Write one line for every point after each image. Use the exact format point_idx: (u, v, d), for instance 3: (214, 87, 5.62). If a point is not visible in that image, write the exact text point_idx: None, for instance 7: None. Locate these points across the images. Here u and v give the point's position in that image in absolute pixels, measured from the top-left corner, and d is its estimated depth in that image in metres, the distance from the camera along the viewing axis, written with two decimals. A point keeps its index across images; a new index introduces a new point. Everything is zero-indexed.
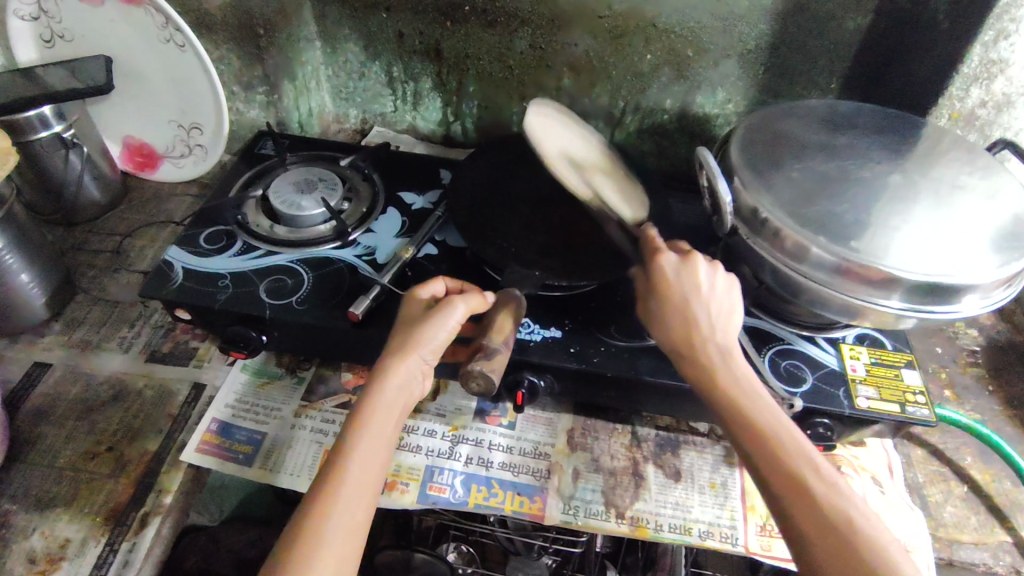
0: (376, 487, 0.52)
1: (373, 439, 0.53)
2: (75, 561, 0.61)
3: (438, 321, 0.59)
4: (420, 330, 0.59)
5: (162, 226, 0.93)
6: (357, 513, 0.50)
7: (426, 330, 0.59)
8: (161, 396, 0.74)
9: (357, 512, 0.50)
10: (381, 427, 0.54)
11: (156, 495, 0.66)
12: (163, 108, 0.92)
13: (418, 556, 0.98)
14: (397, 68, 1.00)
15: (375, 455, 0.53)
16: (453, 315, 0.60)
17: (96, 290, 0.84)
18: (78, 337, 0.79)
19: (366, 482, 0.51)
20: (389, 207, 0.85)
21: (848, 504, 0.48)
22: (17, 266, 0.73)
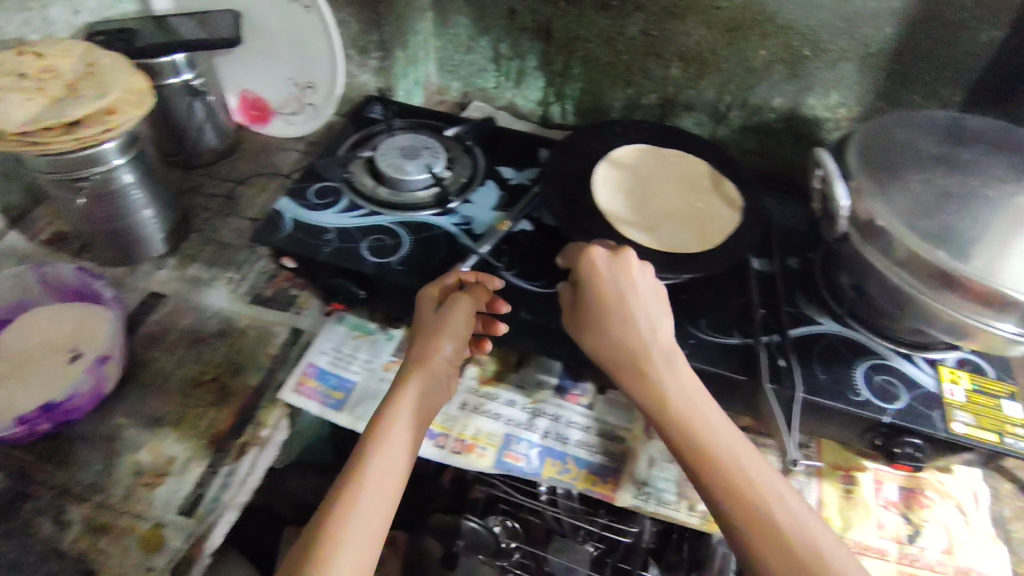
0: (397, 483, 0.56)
1: (388, 450, 0.57)
2: (179, 477, 0.66)
3: (448, 329, 0.65)
4: (426, 342, 0.65)
5: (270, 177, 0.97)
6: (378, 521, 0.53)
7: (436, 339, 0.64)
8: (262, 336, 0.78)
9: (378, 513, 0.54)
10: (398, 438, 0.58)
11: (254, 427, 0.70)
12: (280, 66, 0.96)
13: (466, 524, 1.02)
14: (504, 45, 1.01)
15: (393, 464, 0.56)
16: (463, 312, 0.66)
17: (208, 231, 0.89)
18: (190, 273, 0.84)
19: (393, 472, 0.56)
20: (488, 179, 0.86)
21: (801, 524, 0.50)
22: (141, 201, 0.80)
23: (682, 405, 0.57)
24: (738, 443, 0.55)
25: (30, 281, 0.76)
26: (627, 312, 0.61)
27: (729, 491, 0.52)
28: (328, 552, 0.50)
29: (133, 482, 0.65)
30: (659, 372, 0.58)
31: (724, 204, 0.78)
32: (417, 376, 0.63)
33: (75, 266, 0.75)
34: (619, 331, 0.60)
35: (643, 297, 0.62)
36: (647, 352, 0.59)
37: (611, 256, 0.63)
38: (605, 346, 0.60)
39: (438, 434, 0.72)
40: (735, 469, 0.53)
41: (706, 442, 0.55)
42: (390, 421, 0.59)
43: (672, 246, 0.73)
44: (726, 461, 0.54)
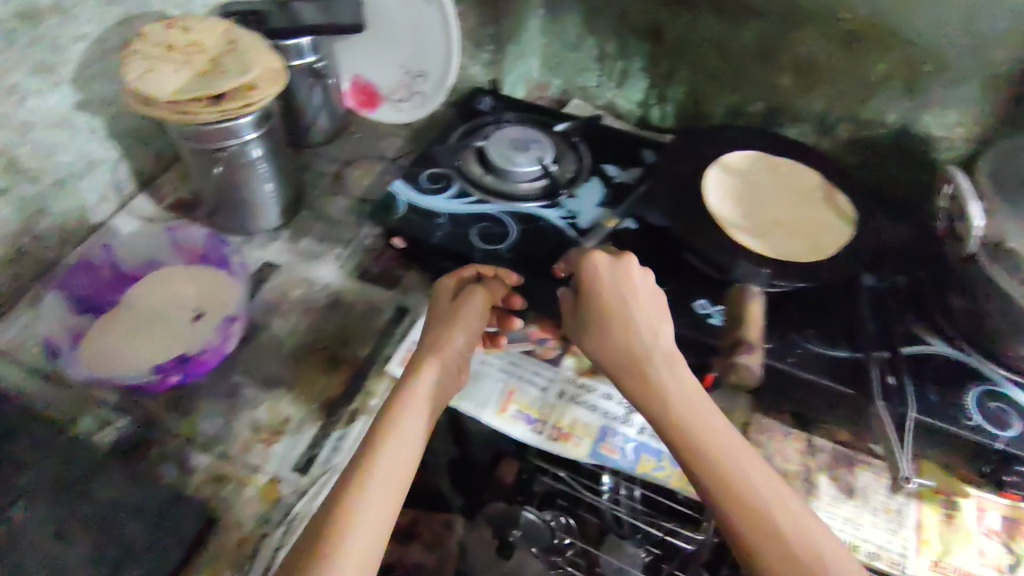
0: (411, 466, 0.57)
1: (400, 439, 0.57)
2: (293, 437, 0.69)
3: (461, 321, 0.67)
4: (439, 335, 0.66)
5: (376, 160, 1.00)
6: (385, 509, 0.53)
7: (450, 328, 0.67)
8: (369, 311, 0.81)
9: (390, 493, 0.54)
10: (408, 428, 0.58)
11: (363, 396, 0.73)
12: (394, 54, 0.99)
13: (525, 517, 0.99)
14: (612, 45, 1.02)
15: (404, 453, 0.56)
16: (478, 302, 0.69)
17: (318, 208, 0.92)
18: (302, 246, 0.87)
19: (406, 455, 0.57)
20: (593, 176, 0.87)
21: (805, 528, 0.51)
22: (265, 174, 0.84)
23: (686, 408, 0.57)
24: (740, 449, 0.55)
25: (163, 240, 0.83)
26: (628, 315, 0.62)
27: (735, 493, 0.52)
28: (340, 531, 0.51)
29: (251, 437, 0.69)
30: (660, 375, 0.59)
31: (836, 217, 0.77)
32: (430, 363, 0.64)
33: (207, 230, 0.83)
34: (621, 334, 0.61)
35: (644, 301, 0.63)
36: (647, 355, 0.60)
37: (612, 259, 0.65)
38: (606, 347, 0.61)
39: (536, 420, 0.73)
40: (736, 473, 0.53)
41: (708, 448, 0.54)
42: (399, 411, 0.59)
43: (785, 254, 0.72)
44: (732, 463, 0.54)
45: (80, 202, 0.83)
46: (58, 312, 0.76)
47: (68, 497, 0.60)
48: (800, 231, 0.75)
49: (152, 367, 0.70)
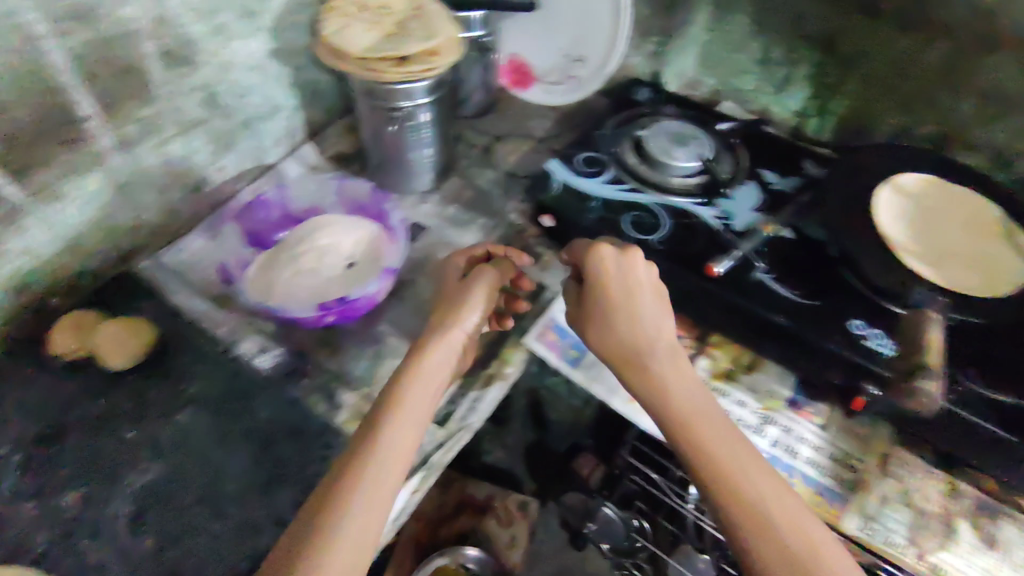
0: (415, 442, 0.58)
1: (408, 399, 0.60)
2: None
3: (473, 295, 0.70)
4: (452, 310, 0.69)
5: (525, 138, 1.02)
6: (399, 461, 0.55)
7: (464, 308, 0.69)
8: None
9: (398, 461, 0.55)
10: (417, 395, 0.60)
11: (500, 362, 0.75)
12: (556, 37, 1.01)
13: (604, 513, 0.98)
14: (779, 49, 1.00)
15: (412, 413, 0.59)
16: (483, 280, 0.71)
17: (467, 176, 0.95)
18: (450, 211, 0.91)
19: (412, 428, 0.58)
20: (749, 180, 0.86)
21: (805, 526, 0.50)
22: (427, 139, 0.87)
23: (686, 409, 0.59)
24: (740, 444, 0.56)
25: (331, 187, 0.88)
26: (634, 308, 0.64)
27: (733, 487, 0.53)
28: (342, 498, 0.52)
29: None
30: (657, 371, 0.61)
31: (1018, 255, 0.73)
32: (435, 342, 0.65)
33: (371, 184, 0.87)
34: (626, 328, 0.63)
35: (643, 291, 0.65)
36: (647, 350, 0.62)
37: (619, 253, 0.66)
38: (611, 339, 0.64)
39: None
40: (733, 470, 0.54)
41: (704, 443, 0.56)
42: (416, 377, 0.62)
43: (961, 287, 0.69)
44: (728, 458, 0.55)
45: (257, 143, 0.89)
46: (234, 240, 0.83)
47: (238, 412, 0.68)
48: (978, 266, 0.72)
49: (315, 304, 0.74)
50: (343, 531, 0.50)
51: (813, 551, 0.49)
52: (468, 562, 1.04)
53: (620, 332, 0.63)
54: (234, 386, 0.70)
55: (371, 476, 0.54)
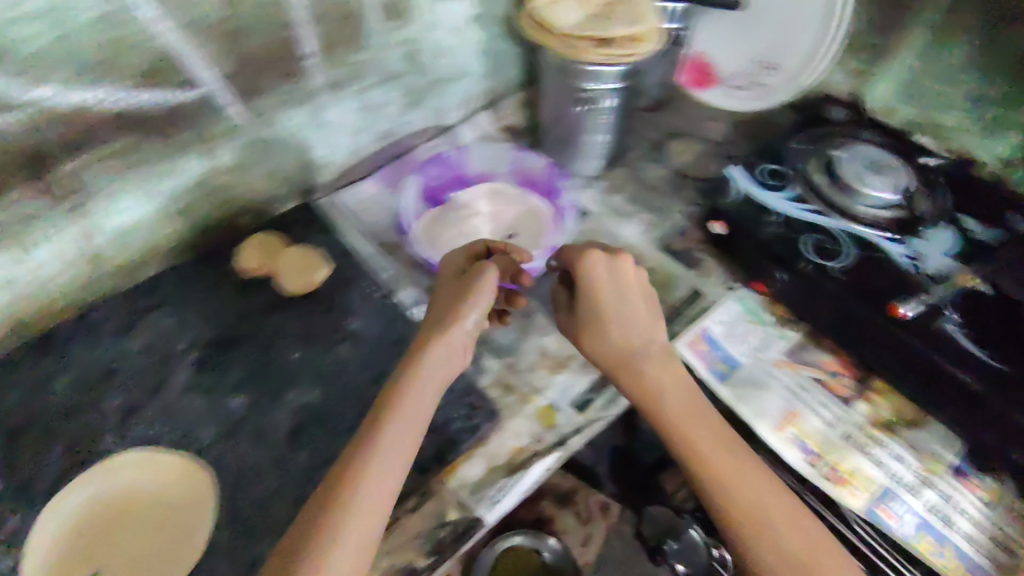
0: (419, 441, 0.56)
1: (421, 381, 0.58)
2: (574, 375, 0.73)
3: (477, 298, 0.63)
4: (451, 310, 0.63)
5: (696, 139, 0.98)
6: (400, 444, 0.55)
7: (463, 304, 0.63)
8: (664, 284, 0.81)
9: (398, 466, 0.54)
10: (429, 371, 0.59)
11: None
12: (755, 40, 0.97)
13: (688, 532, 0.87)
14: (1000, 89, 0.91)
15: (422, 394, 0.58)
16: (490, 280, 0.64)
17: (633, 169, 0.94)
18: (611, 202, 0.89)
19: (413, 429, 0.56)
20: (948, 224, 0.79)
21: (805, 530, 0.55)
22: (604, 125, 0.86)
23: (677, 416, 0.61)
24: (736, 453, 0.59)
25: (507, 157, 0.90)
26: (620, 310, 0.65)
27: (732, 496, 0.56)
28: (342, 508, 0.51)
29: (538, 361, 0.74)
30: (648, 373, 0.63)
31: None
32: (439, 342, 0.60)
33: (547, 161, 0.89)
34: (619, 332, 0.65)
35: (628, 290, 0.66)
36: (636, 353, 0.64)
37: (609, 258, 0.67)
38: (603, 345, 0.65)
39: (812, 452, 0.70)
40: (728, 479, 0.57)
41: (700, 449, 0.59)
42: (420, 365, 0.59)
43: None
44: (727, 466, 0.57)
45: (440, 103, 0.91)
46: (412, 193, 0.85)
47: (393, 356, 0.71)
48: None
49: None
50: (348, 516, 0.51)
51: (815, 561, 0.53)
52: (544, 552, 0.97)
53: (609, 336, 0.65)
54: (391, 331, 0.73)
55: (377, 479, 0.52)
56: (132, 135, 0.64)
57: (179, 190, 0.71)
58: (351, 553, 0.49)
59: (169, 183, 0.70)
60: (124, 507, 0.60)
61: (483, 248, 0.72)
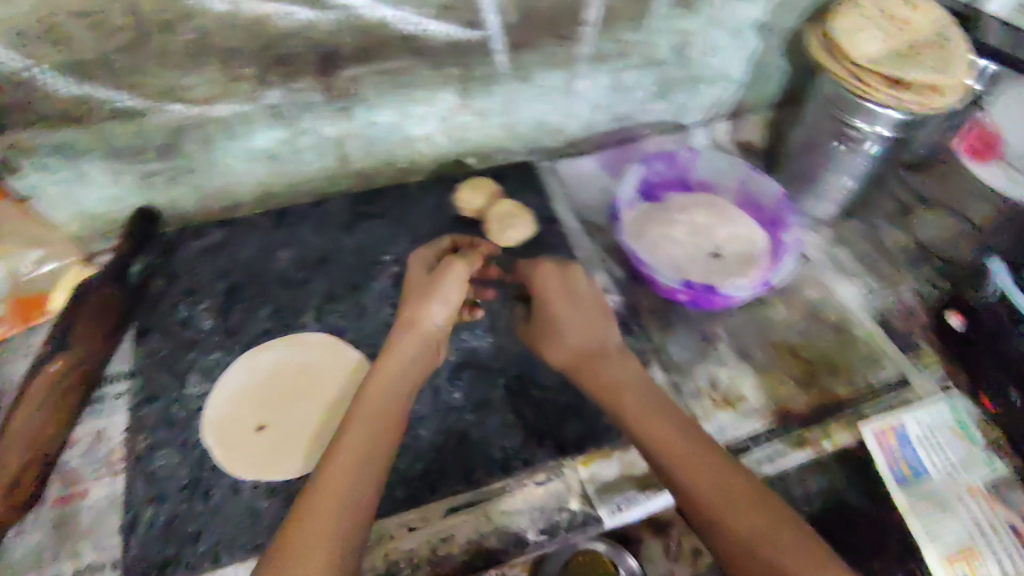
0: (389, 438, 0.53)
1: (396, 369, 0.58)
2: (742, 416, 0.70)
3: (439, 294, 0.63)
4: (420, 304, 0.62)
5: (955, 216, 0.89)
6: (378, 447, 0.52)
7: (422, 312, 0.62)
8: (867, 359, 0.75)
9: (370, 459, 0.51)
10: (407, 366, 0.59)
11: (822, 433, 0.69)
12: None
13: None
14: None
15: (399, 376, 0.58)
16: (457, 274, 0.64)
17: (870, 229, 0.88)
18: (834, 254, 0.85)
19: (381, 427, 0.53)
20: None
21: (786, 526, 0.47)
22: (857, 169, 0.81)
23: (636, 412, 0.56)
24: (689, 439, 0.53)
25: (739, 174, 0.85)
26: (573, 313, 0.64)
27: (705, 488, 0.50)
28: (313, 510, 0.47)
29: (705, 389, 0.72)
30: (608, 369, 0.60)
31: None
32: (405, 339, 0.60)
33: (782, 191, 0.81)
34: (576, 333, 0.63)
35: (578, 290, 0.66)
36: (590, 355, 0.62)
37: (561, 270, 0.67)
38: (560, 345, 0.64)
39: None
40: (695, 471, 0.51)
41: (661, 439, 0.53)
42: (390, 356, 0.59)
43: None
44: (698, 457, 0.52)
45: (688, 103, 0.89)
46: (632, 181, 0.82)
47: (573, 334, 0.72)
48: None
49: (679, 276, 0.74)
50: (327, 485, 0.49)
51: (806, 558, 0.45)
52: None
53: (562, 333, 0.64)
54: None
55: (346, 473, 0.49)
56: (412, 59, 0.69)
57: (430, 118, 0.77)
58: (328, 512, 0.47)
59: (426, 109, 0.75)
60: (317, 391, 0.66)
61: (449, 245, 0.71)
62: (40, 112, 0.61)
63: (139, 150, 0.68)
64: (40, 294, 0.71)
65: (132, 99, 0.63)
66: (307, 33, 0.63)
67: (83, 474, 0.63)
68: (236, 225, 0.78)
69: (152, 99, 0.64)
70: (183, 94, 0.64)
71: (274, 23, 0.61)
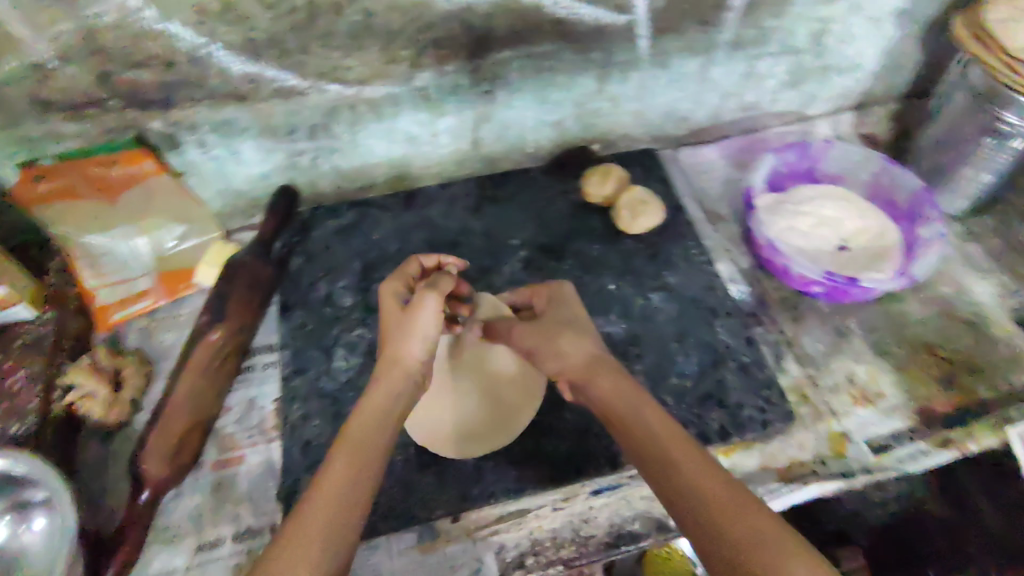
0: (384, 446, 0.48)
1: (382, 405, 0.51)
2: (882, 413, 0.69)
3: (414, 335, 0.54)
4: (396, 334, 0.55)
5: None
6: (376, 459, 0.47)
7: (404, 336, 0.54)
8: (1011, 360, 0.73)
9: (362, 471, 0.46)
10: (398, 396, 0.52)
11: (966, 434, 0.68)
12: None
13: None
14: None
15: (386, 412, 0.50)
16: (431, 303, 0.56)
17: (1006, 227, 0.85)
18: (969, 253, 0.82)
19: (374, 439, 0.48)
20: None
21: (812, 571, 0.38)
22: (997, 167, 0.78)
23: (650, 444, 0.48)
24: (734, 505, 0.42)
25: (871, 166, 0.83)
26: (572, 331, 0.59)
27: (727, 526, 0.41)
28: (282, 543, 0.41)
29: (843, 385, 0.71)
30: (614, 389, 0.52)
31: None
32: (385, 365, 0.53)
33: (920, 185, 0.79)
34: (578, 347, 0.57)
35: (572, 312, 0.61)
36: (591, 372, 0.54)
37: (554, 287, 0.64)
38: (569, 363, 0.56)
39: None
40: (717, 515, 0.42)
41: (677, 476, 0.45)
42: (380, 383, 0.52)
43: None
44: (715, 496, 0.43)
45: (815, 93, 0.88)
46: (762, 171, 0.81)
47: (704, 322, 0.72)
48: None
49: (820, 269, 0.73)
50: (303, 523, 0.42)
51: None
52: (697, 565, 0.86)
53: (568, 353, 0.56)
54: (705, 298, 0.74)
55: (330, 489, 0.44)
56: (558, 43, 0.70)
57: (564, 102, 0.77)
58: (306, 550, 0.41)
59: (561, 94, 0.76)
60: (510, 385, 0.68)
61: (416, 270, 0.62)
62: (210, 89, 0.64)
63: (291, 130, 0.70)
64: (188, 267, 0.74)
65: (294, 79, 0.65)
66: (465, 16, 0.64)
67: (239, 439, 0.65)
68: (367, 207, 0.80)
69: (312, 79, 0.66)
70: (339, 75, 0.66)
71: (438, 5, 0.63)
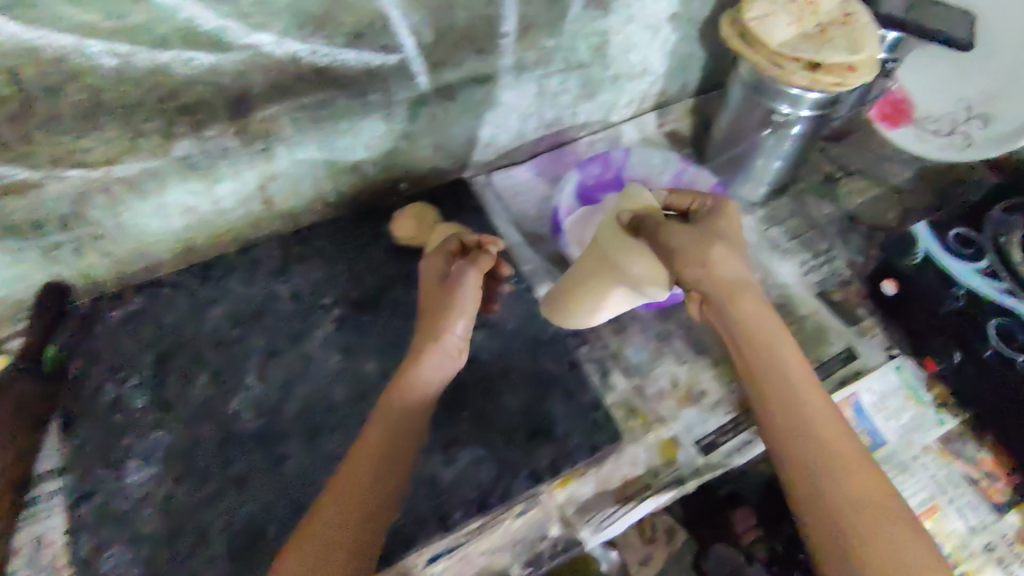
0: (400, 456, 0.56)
1: (400, 413, 0.57)
2: (705, 412, 0.71)
3: (453, 309, 0.61)
4: (438, 322, 0.62)
5: (879, 184, 0.93)
6: (386, 473, 0.54)
7: (434, 333, 0.61)
8: (817, 335, 0.77)
9: (372, 486, 0.53)
10: (410, 413, 0.58)
11: None
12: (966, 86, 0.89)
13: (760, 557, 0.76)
14: None
15: (397, 430, 0.57)
16: (469, 283, 0.62)
17: (801, 204, 0.90)
18: (772, 234, 0.87)
19: (395, 452, 0.55)
20: None
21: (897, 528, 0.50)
22: (783, 153, 0.83)
23: (785, 388, 0.56)
24: (844, 464, 0.53)
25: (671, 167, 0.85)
26: (713, 245, 0.58)
27: (842, 476, 0.52)
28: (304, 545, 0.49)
29: (667, 390, 0.72)
30: (752, 315, 0.57)
31: None
32: (411, 368, 0.59)
33: (715, 181, 0.83)
34: (725, 261, 0.58)
35: (728, 229, 0.61)
36: (734, 297, 0.57)
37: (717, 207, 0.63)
38: (723, 280, 0.57)
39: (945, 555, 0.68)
40: (835, 464, 0.53)
41: (808, 422, 0.55)
42: (401, 393, 0.58)
43: None
44: (837, 451, 0.53)
45: (613, 101, 0.89)
46: (569, 188, 0.82)
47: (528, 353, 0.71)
48: None
49: None
50: (323, 532, 0.50)
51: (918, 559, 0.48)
52: None
53: (695, 253, 0.57)
54: (526, 326, 0.73)
55: (349, 499, 0.52)
56: (327, 90, 0.66)
57: (354, 147, 0.74)
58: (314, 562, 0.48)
59: (347, 141, 0.72)
60: (597, 240, 0.63)
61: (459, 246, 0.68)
62: None
63: (38, 224, 0.62)
64: None
65: (23, 171, 0.57)
66: (211, 78, 0.59)
67: None
68: (156, 288, 0.73)
69: (46, 168, 0.58)
70: (79, 158, 0.59)
71: (174, 72, 0.57)
